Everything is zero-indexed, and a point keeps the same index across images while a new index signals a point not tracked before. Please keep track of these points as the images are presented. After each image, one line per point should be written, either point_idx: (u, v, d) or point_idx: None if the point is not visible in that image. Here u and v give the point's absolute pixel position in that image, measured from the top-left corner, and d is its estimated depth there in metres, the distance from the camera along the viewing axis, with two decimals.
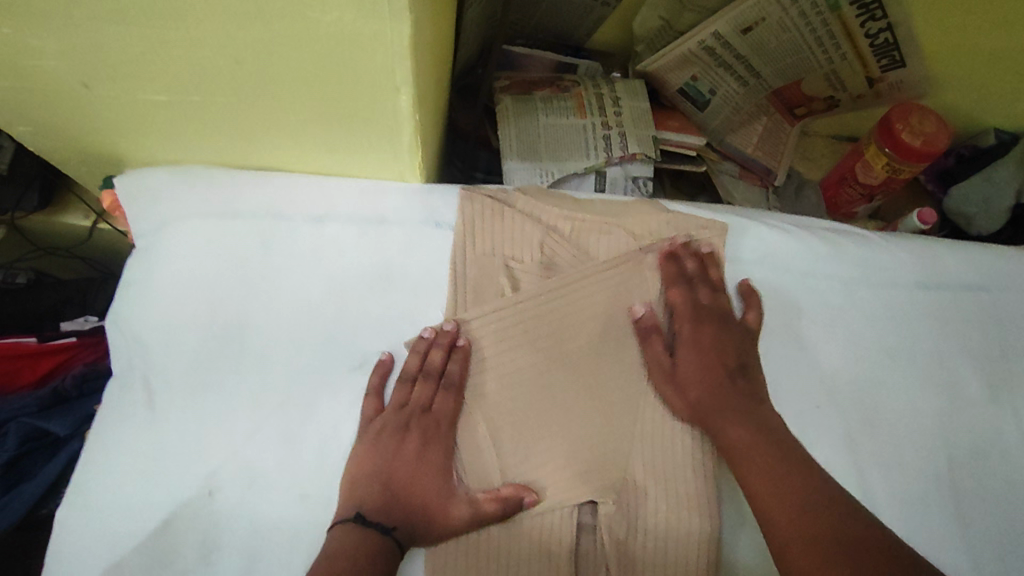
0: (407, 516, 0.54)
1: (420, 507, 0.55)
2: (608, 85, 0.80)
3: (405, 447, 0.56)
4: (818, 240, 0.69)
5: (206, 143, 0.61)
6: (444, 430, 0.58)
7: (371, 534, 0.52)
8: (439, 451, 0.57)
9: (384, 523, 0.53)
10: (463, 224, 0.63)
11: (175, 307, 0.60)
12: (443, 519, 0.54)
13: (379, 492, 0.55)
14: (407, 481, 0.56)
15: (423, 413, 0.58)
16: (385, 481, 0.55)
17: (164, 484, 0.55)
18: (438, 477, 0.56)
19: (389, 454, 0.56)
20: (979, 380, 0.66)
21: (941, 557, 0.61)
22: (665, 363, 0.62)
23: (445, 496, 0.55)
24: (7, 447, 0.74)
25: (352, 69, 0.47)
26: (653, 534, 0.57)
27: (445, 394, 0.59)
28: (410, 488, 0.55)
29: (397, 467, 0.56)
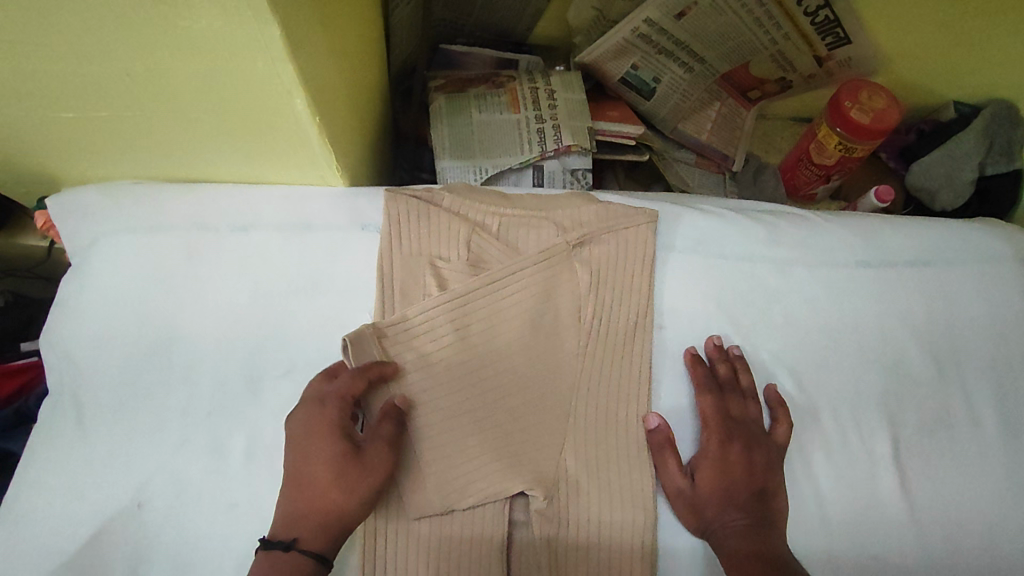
0: (307, 519, 0.50)
1: (311, 498, 0.51)
2: (544, 79, 0.81)
3: (298, 433, 0.53)
4: (752, 222, 0.68)
5: (127, 159, 0.61)
6: (347, 405, 0.54)
7: (276, 554, 0.49)
8: (327, 425, 0.53)
9: (285, 538, 0.50)
10: (389, 226, 0.63)
11: (103, 323, 0.60)
12: (343, 497, 0.51)
13: (287, 494, 0.52)
14: (300, 469, 0.52)
15: (322, 399, 0.54)
16: (287, 479, 0.52)
17: (92, 500, 0.55)
18: (328, 454, 0.52)
19: (288, 447, 0.53)
20: (924, 356, 0.65)
21: (888, 540, 0.60)
22: (684, 485, 0.58)
23: (336, 469, 0.51)
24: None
25: (241, 77, 0.47)
26: (585, 527, 0.57)
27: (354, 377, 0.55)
28: (303, 479, 0.51)
29: (295, 459, 0.52)
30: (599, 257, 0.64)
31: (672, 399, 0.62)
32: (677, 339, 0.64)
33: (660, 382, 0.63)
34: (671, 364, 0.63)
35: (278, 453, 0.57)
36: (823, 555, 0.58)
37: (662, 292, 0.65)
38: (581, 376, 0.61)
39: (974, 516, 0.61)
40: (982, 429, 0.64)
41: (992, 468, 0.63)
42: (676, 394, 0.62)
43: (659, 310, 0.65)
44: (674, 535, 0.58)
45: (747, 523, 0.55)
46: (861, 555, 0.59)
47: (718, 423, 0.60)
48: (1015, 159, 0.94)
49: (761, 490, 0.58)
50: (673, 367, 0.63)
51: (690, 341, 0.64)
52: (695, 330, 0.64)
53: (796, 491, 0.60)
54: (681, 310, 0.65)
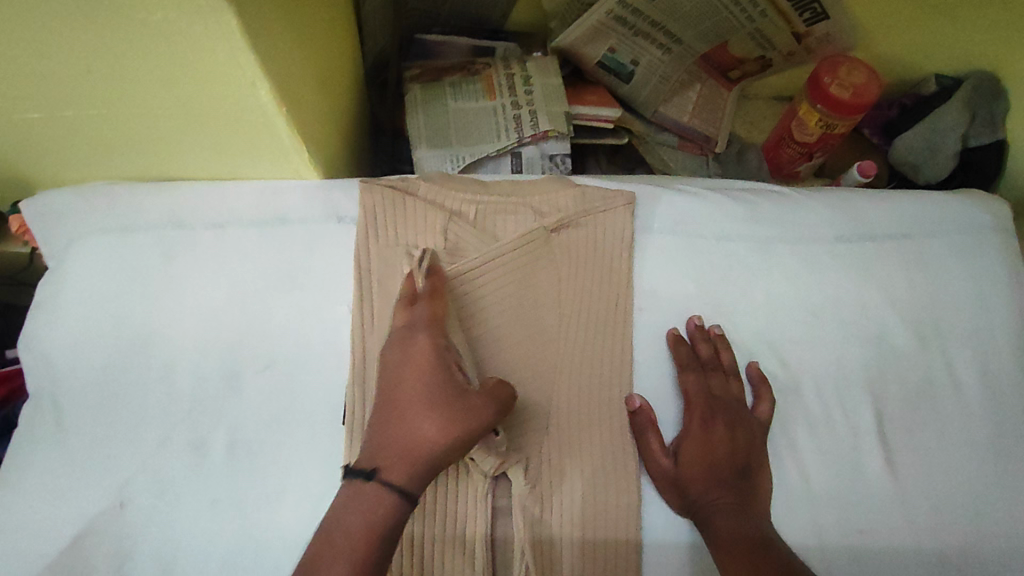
0: (392, 450, 0.46)
1: (401, 429, 0.47)
2: (519, 65, 0.80)
3: (389, 364, 0.52)
4: (732, 201, 0.68)
5: (99, 159, 0.60)
6: (432, 333, 0.53)
7: (356, 484, 0.45)
8: (420, 357, 0.51)
9: (369, 466, 0.46)
10: (366, 218, 0.63)
11: (80, 323, 0.60)
12: (438, 422, 0.47)
13: (375, 425, 0.49)
14: (391, 400, 0.49)
15: (406, 328, 0.53)
16: (376, 411, 0.50)
17: (73, 501, 0.55)
18: (426, 382, 0.49)
19: (380, 381, 0.51)
20: (906, 330, 0.65)
21: (873, 513, 0.60)
22: (668, 465, 0.58)
23: (430, 399, 0.48)
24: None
25: (201, 69, 0.47)
26: (569, 512, 0.57)
27: (427, 305, 0.55)
28: (394, 408, 0.48)
29: (386, 392, 0.50)
30: (577, 241, 0.64)
31: (653, 380, 0.62)
32: (659, 321, 0.64)
33: (641, 363, 0.63)
34: (653, 346, 0.63)
35: (259, 448, 0.57)
36: (809, 530, 0.58)
37: (642, 274, 0.65)
38: (564, 361, 0.61)
39: (959, 485, 0.61)
40: (965, 398, 0.64)
41: (976, 437, 0.63)
42: (658, 375, 0.62)
43: (639, 292, 0.64)
44: (659, 516, 0.58)
45: (731, 499, 0.55)
46: (846, 528, 0.59)
47: (701, 401, 0.60)
48: (997, 130, 0.93)
49: (744, 469, 0.58)
50: (655, 349, 0.63)
51: (671, 322, 0.64)
52: (675, 311, 0.64)
53: (781, 467, 0.60)
54: (660, 292, 0.65)
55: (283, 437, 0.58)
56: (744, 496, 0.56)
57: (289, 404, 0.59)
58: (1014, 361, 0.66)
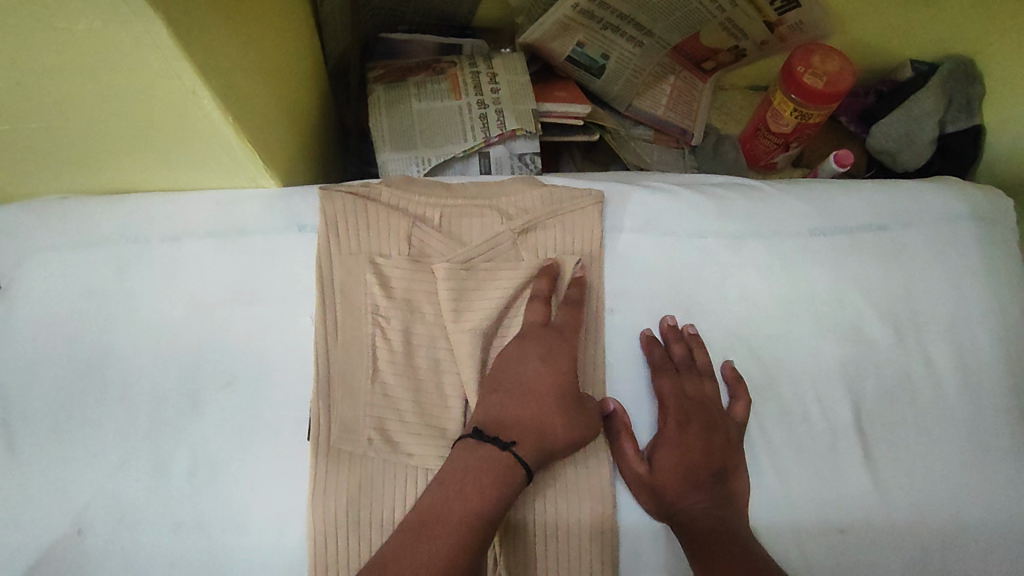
0: (523, 432, 0.53)
1: (538, 415, 0.54)
2: (485, 63, 0.78)
3: (528, 353, 0.56)
4: (703, 196, 0.66)
5: (45, 173, 0.58)
6: (569, 337, 0.58)
7: (490, 449, 0.51)
8: (561, 359, 0.56)
9: (502, 439, 0.52)
10: (326, 227, 0.61)
11: (32, 344, 0.58)
12: (570, 421, 0.54)
13: (504, 402, 0.54)
14: (528, 387, 0.55)
15: (543, 326, 0.58)
16: (508, 389, 0.55)
17: (29, 529, 0.53)
18: (564, 384, 0.55)
19: (511, 362, 0.56)
20: (883, 323, 0.64)
21: (853, 512, 0.59)
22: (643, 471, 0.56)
23: (564, 400, 0.55)
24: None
25: (136, 78, 0.45)
26: (544, 523, 0.55)
27: (565, 309, 0.59)
28: (529, 396, 0.54)
29: (523, 376, 0.55)
30: (546, 242, 0.62)
31: (626, 384, 0.61)
32: (632, 323, 0.63)
33: (614, 366, 0.61)
34: (626, 348, 0.62)
35: (222, 468, 0.55)
36: (788, 531, 0.57)
37: (613, 275, 0.63)
38: None
39: (938, 480, 0.60)
40: (943, 390, 0.63)
41: (955, 430, 0.62)
42: (632, 378, 0.61)
43: (611, 293, 0.63)
44: (635, 522, 0.57)
45: (708, 504, 0.54)
46: (825, 527, 0.58)
47: (676, 405, 0.58)
48: (974, 116, 0.93)
49: (721, 472, 0.56)
50: (628, 351, 0.62)
51: (643, 322, 0.63)
52: (648, 311, 0.63)
53: (759, 468, 0.59)
54: (632, 293, 0.63)
55: (246, 455, 0.56)
56: (720, 501, 0.55)
57: (252, 421, 0.57)
58: (991, 351, 0.65)
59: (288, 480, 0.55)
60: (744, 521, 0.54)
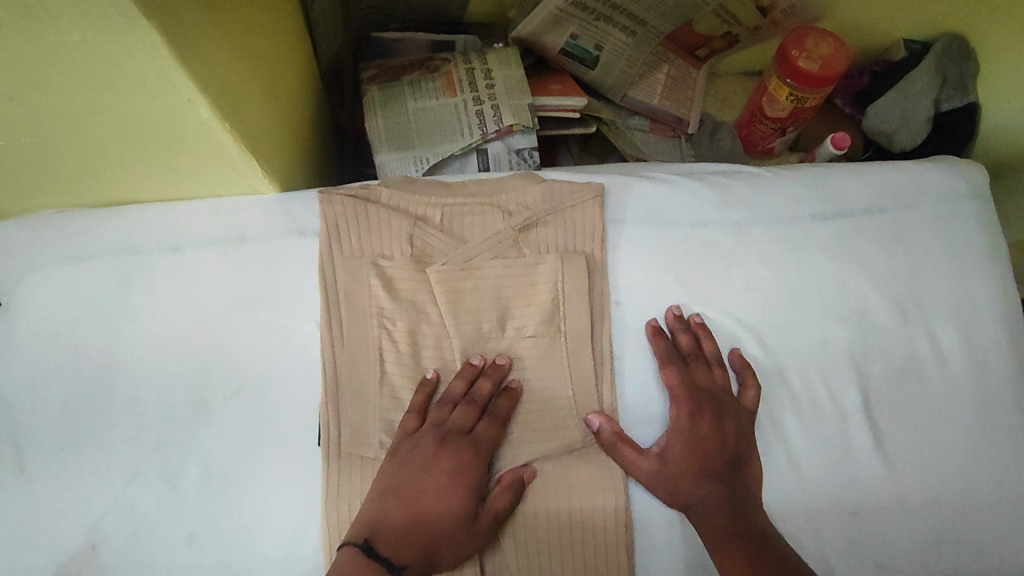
0: (414, 554, 0.49)
1: (428, 538, 0.50)
2: (479, 58, 0.78)
3: (437, 467, 0.52)
4: (704, 186, 0.66)
5: (41, 189, 0.57)
6: (483, 455, 0.55)
7: (377, 570, 0.47)
8: (469, 480, 0.53)
9: (393, 559, 0.48)
10: (328, 230, 0.60)
11: (34, 363, 0.57)
12: (459, 544, 0.51)
13: (400, 516, 0.50)
14: (425, 500, 0.51)
15: (462, 436, 0.54)
16: (407, 503, 0.51)
17: (44, 547, 0.53)
18: (465, 505, 0.52)
19: (419, 470, 0.52)
20: (888, 305, 0.64)
21: (864, 494, 0.59)
22: (653, 467, 0.56)
23: (464, 526, 0.51)
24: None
25: (132, 89, 0.44)
26: (557, 518, 0.56)
27: (487, 422, 0.56)
28: (427, 513, 0.51)
29: (425, 493, 0.51)
30: (548, 238, 0.62)
31: (634, 376, 0.61)
32: (638, 315, 0.62)
33: (621, 359, 0.61)
34: (633, 341, 0.62)
35: (234, 477, 0.55)
36: (802, 519, 0.58)
37: (617, 268, 0.63)
38: (545, 364, 0.59)
39: (949, 462, 0.61)
40: (950, 372, 0.63)
41: (964, 411, 0.62)
42: (639, 370, 0.61)
43: (616, 285, 0.63)
44: (649, 513, 0.57)
45: (721, 491, 0.54)
46: (837, 512, 0.58)
47: (686, 394, 0.58)
48: (969, 93, 0.92)
49: (733, 460, 0.56)
50: (635, 344, 0.62)
51: (649, 315, 0.62)
52: (652, 302, 0.63)
53: (770, 455, 0.59)
54: (637, 285, 0.63)
55: (257, 463, 0.56)
56: (734, 488, 0.55)
57: (262, 429, 0.57)
58: (995, 328, 0.65)
59: (301, 487, 0.55)
60: (759, 508, 0.55)
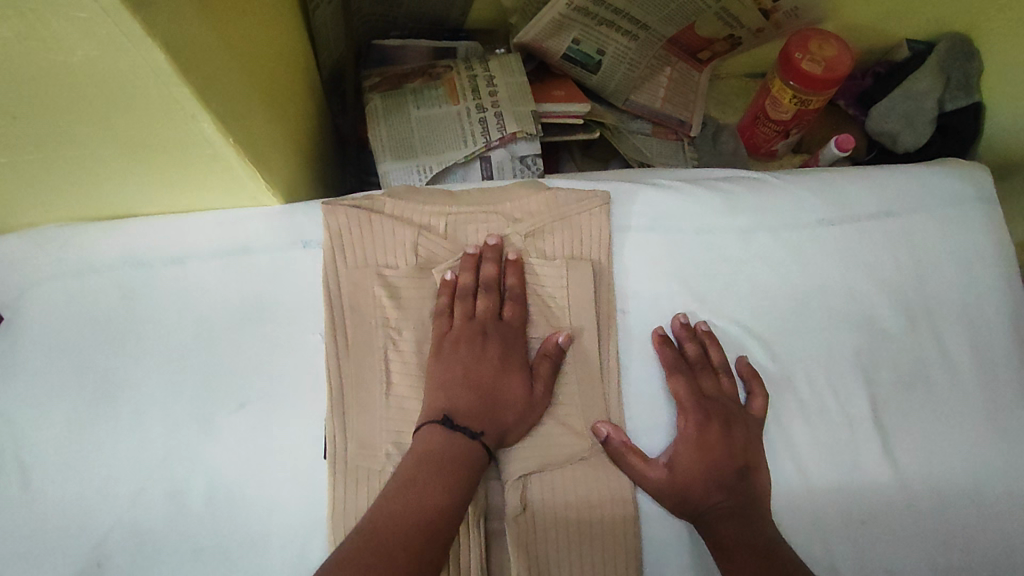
0: (489, 421, 0.53)
1: (496, 405, 0.54)
2: (481, 65, 0.77)
3: (485, 351, 0.56)
4: (709, 191, 0.66)
5: (42, 204, 0.57)
6: (518, 334, 0.58)
7: (462, 438, 0.51)
8: (514, 356, 0.57)
9: (472, 428, 0.52)
10: (331, 241, 0.60)
11: (37, 377, 0.57)
12: (523, 411, 0.55)
13: (466, 395, 0.53)
14: (483, 377, 0.55)
15: (496, 323, 0.58)
16: (466, 381, 0.54)
17: (48, 563, 0.52)
18: (519, 377, 0.56)
19: (468, 356, 0.55)
20: (896, 310, 0.64)
21: (876, 502, 0.59)
22: (661, 475, 0.55)
23: (525, 397, 0.55)
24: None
25: (134, 104, 0.44)
26: (565, 529, 0.55)
27: (512, 304, 0.59)
28: (488, 388, 0.54)
29: (482, 372, 0.55)
30: (553, 246, 0.62)
31: (641, 385, 0.60)
32: (646, 321, 0.62)
33: (628, 368, 0.61)
34: (642, 348, 0.62)
35: (240, 490, 0.55)
36: (812, 527, 0.57)
37: (623, 276, 0.63)
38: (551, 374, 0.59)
39: (959, 468, 0.60)
40: (959, 377, 0.63)
41: (973, 416, 0.62)
42: (646, 379, 0.61)
43: (622, 294, 0.62)
44: (658, 524, 0.57)
45: (730, 500, 0.54)
46: (847, 520, 0.58)
47: (694, 403, 0.58)
48: (972, 93, 0.92)
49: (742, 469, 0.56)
50: (641, 352, 0.61)
51: (656, 323, 0.62)
52: (658, 310, 0.62)
53: (778, 463, 0.59)
54: (643, 293, 0.63)
55: (263, 476, 0.55)
56: (743, 498, 0.54)
57: (268, 442, 0.56)
58: (1003, 333, 0.65)
59: (308, 500, 0.55)
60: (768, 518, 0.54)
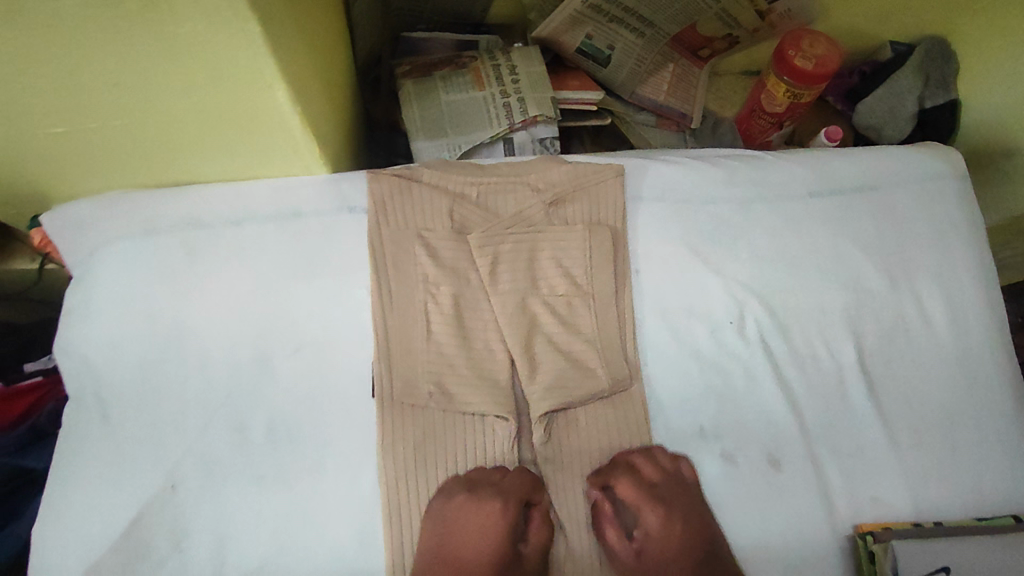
0: None
1: None
2: (504, 56, 0.84)
3: (469, 519, 0.57)
4: (713, 167, 0.73)
5: (120, 169, 0.64)
6: (512, 503, 0.58)
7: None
8: (501, 530, 0.57)
9: None
10: (376, 206, 0.67)
11: (110, 325, 0.63)
12: None
13: (446, 573, 0.56)
14: (463, 555, 0.56)
15: (488, 485, 0.59)
16: (446, 556, 0.56)
17: (129, 485, 0.59)
18: (498, 551, 0.57)
19: (454, 528, 0.57)
20: (879, 271, 0.71)
21: (862, 439, 0.66)
22: (632, 554, 0.59)
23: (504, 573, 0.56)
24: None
25: (221, 73, 0.51)
26: (587, 457, 0.63)
27: (513, 474, 0.60)
28: (467, 565, 0.56)
29: (464, 547, 0.57)
30: (575, 213, 0.69)
31: (653, 336, 0.68)
32: (658, 278, 0.69)
33: (642, 321, 0.68)
34: (655, 303, 0.69)
35: (295, 425, 0.62)
36: (803, 457, 0.65)
37: (635, 238, 0.70)
38: (572, 325, 0.66)
39: (935, 409, 0.68)
40: (935, 331, 0.70)
41: (947, 365, 0.70)
42: (657, 331, 0.68)
43: (635, 255, 0.70)
44: (671, 457, 0.64)
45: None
46: (834, 452, 0.66)
47: (648, 502, 0.60)
48: (950, 91, 1.00)
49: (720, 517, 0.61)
50: (652, 308, 0.68)
51: (665, 282, 0.69)
52: (666, 269, 0.70)
53: (774, 402, 0.66)
54: (654, 255, 0.70)
55: (317, 414, 0.62)
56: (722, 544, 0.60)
57: (320, 383, 0.63)
58: (976, 292, 0.72)
59: (358, 434, 0.61)
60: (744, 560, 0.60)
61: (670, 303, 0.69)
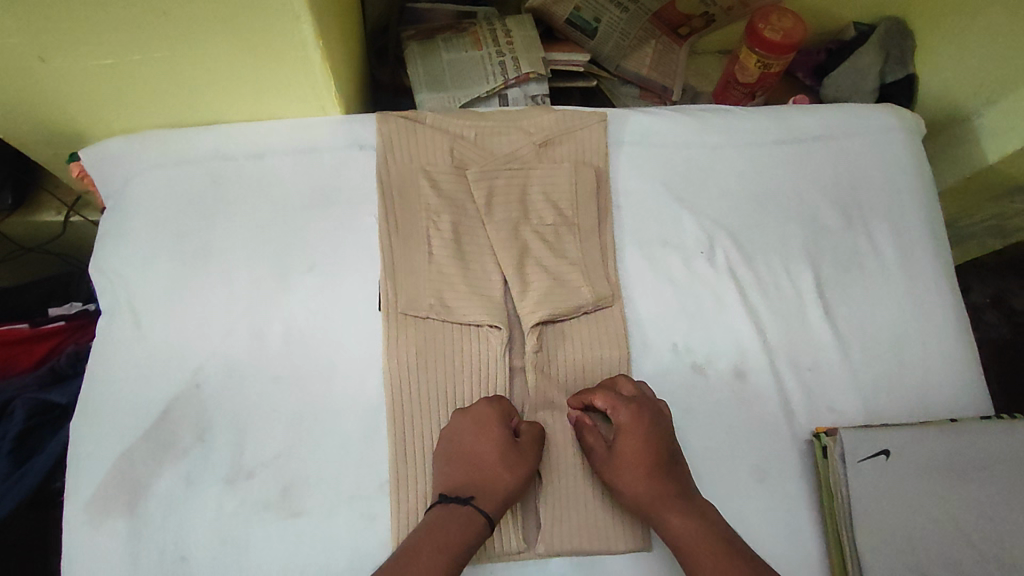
0: (478, 488, 0.61)
1: (483, 471, 0.61)
2: (500, 22, 0.92)
3: (463, 422, 0.64)
4: (687, 116, 0.81)
5: (154, 106, 0.71)
6: (498, 404, 0.65)
7: (454, 508, 0.59)
8: (491, 421, 0.63)
9: (461, 496, 0.60)
10: (384, 143, 0.74)
11: (143, 244, 0.70)
12: (512, 470, 0.62)
13: (455, 467, 0.62)
14: (466, 450, 0.63)
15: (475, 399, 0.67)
16: (450, 454, 0.63)
17: (158, 383, 0.66)
18: (496, 438, 0.62)
19: (452, 433, 0.64)
20: (836, 211, 0.79)
21: (820, 356, 0.74)
22: (602, 454, 0.65)
23: (506, 456, 0.62)
24: (16, 421, 0.81)
25: (256, 5, 0.58)
26: (573, 365, 0.70)
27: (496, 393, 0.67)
28: (473, 456, 0.62)
29: (466, 441, 0.63)
30: (563, 153, 0.77)
31: (633, 263, 0.75)
32: (638, 212, 0.77)
33: (623, 250, 0.75)
34: (635, 234, 0.76)
35: (310, 333, 0.68)
36: (767, 371, 0.72)
37: (617, 178, 0.78)
38: (560, 251, 0.73)
39: (886, 331, 0.75)
40: (886, 263, 0.78)
41: (897, 294, 0.77)
42: (637, 259, 0.75)
43: (617, 192, 0.77)
44: (649, 370, 0.71)
45: (638, 488, 0.62)
46: (795, 366, 0.73)
47: (621, 405, 0.64)
48: (908, 66, 1.09)
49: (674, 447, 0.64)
50: (632, 239, 0.76)
51: (644, 217, 0.77)
52: (644, 206, 0.77)
53: (741, 322, 0.74)
54: (633, 192, 0.78)
55: (330, 324, 0.69)
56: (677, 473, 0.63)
57: (333, 298, 0.70)
58: (923, 230, 0.80)
59: (366, 342, 0.68)
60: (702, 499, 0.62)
61: (649, 235, 0.76)
